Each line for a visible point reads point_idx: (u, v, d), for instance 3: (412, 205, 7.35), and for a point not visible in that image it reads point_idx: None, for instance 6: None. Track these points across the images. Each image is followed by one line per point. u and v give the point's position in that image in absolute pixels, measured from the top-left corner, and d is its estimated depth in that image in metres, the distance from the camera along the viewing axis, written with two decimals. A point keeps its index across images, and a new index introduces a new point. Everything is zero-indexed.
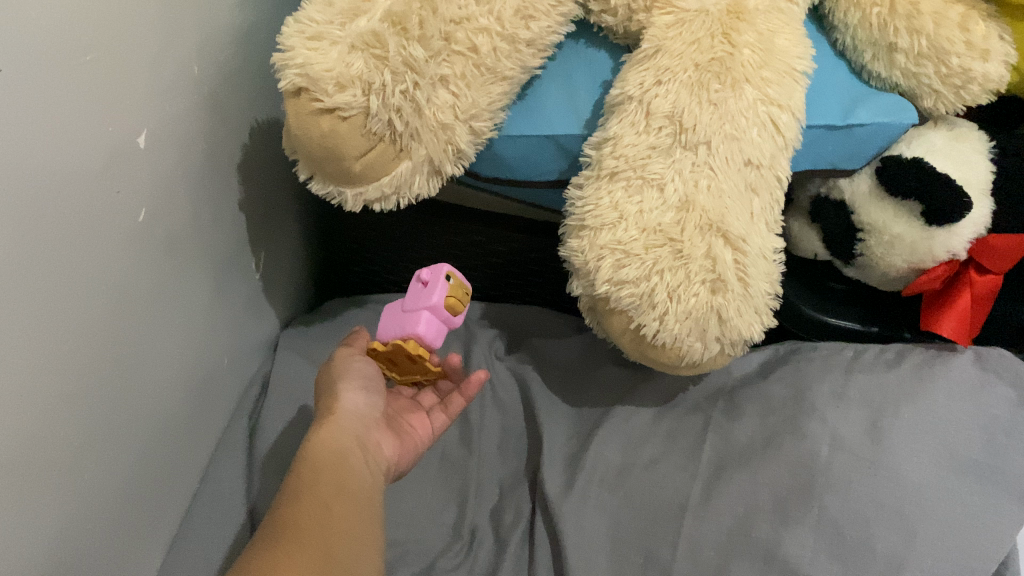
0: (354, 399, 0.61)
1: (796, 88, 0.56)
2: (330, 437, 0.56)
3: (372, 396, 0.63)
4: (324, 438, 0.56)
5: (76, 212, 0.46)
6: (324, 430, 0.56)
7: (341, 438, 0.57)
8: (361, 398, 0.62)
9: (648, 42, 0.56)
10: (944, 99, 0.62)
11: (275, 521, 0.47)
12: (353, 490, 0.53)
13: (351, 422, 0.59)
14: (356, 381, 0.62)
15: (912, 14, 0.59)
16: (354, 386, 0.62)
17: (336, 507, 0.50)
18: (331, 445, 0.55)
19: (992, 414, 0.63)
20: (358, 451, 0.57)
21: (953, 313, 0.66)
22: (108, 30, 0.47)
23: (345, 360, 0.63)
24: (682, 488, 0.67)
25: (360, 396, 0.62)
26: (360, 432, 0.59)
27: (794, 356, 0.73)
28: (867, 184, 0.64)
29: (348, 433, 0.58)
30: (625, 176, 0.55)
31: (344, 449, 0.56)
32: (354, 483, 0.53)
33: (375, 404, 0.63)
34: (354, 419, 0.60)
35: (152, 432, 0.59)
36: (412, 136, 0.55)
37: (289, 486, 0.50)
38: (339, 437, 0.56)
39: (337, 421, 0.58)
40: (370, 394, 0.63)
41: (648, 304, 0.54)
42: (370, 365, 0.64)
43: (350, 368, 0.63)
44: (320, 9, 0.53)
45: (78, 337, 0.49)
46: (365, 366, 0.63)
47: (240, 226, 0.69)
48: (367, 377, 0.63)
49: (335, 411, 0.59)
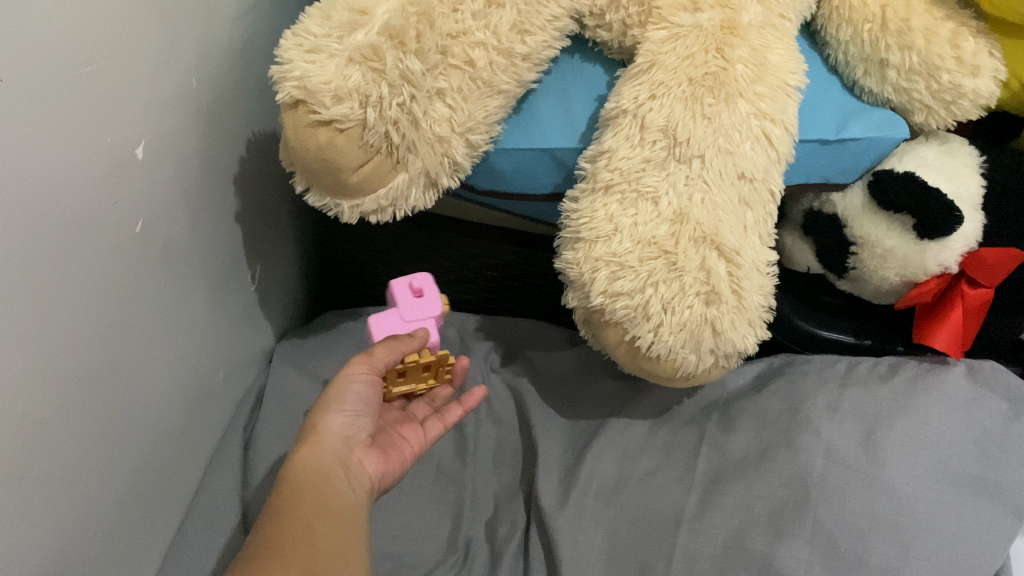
0: (340, 422, 0.60)
1: (789, 103, 0.56)
2: (313, 457, 0.56)
3: (362, 419, 0.62)
4: (304, 458, 0.56)
5: (74, 221, 0.46)
6: (306, 449, 0.57)
7: (323, 458, 0.57)
8: (348, 420, 0.61)
9: (642, 57, 0.57)
10: (935, 114, 0.63)
11: (257, 540, 0.49)
12: (337, 506, 0.53)
13: (334, 441, 0.59)
14: (348, 404, 0.61)
15: (903, 30, 0.60)
16: (345, 408, 0.60)
17: (319, 523, 0.51)
18: (312, 465, 0.56)
19: (983, 426, 0.65)
20: (340, 471, 0.57)
21: (947, 326, 0.66)
22: (107, 41, 0.47)
23: (343, 379, 0.61)
24: (677, 501, 0.67)
25: (350, 420, 0.61)
26: (342, 453, 0.59)
27: (788, 369, 0.73)
28: (860, 199, 0.64)
29: (332, 453, 0.58)
30: (620, 190, 0.55)
31: (326, 469, 0.56)
32: (337, 501, 0.54)
33: (366, 424, 0.62)
34: (338, 441, 0.59)
35: (147, 443, 0.59)
36: (409, 148, 0.55)
37: (270, 506, 0.52)
38: (323, 457, 0.57)
39: (321, 442, 0.58)
40: (358, 417, 0.61)
41: (643, 316, 0.54)
42: (371, 386, 0.61)
43: (348, 389, 0.60)
44: (318, 22, 0.54)
45: (75, 346, 0.49)
46: (365, 390, 0.61)
47: (237, 238, 0.69)
48: (363, 401, 0.61)
49: (318, 431, 0.59)
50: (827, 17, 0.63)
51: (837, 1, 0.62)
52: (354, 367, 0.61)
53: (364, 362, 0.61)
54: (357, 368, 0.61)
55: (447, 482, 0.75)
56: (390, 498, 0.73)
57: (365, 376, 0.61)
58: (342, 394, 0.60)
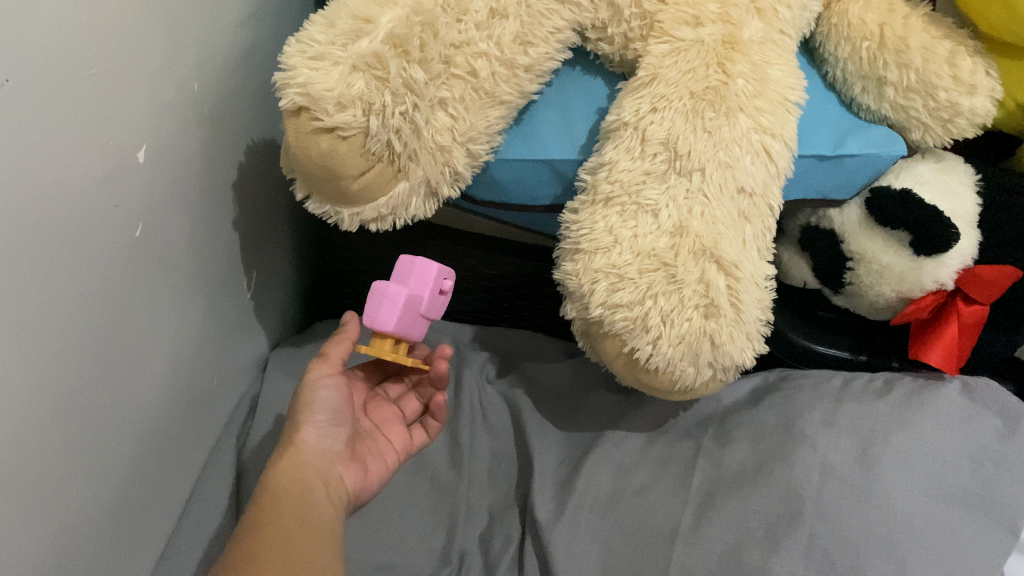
0: (315, 433, 0.60)
1: (788, 119, 0.57)
2: (292, 469, 0.56)
3: (335, 431, 0.61)
4: (282, 471, 0.56)
5: (75, 225, 0.46)
6: (284, 462, 0.57)
7: (304, 472, 0.57)
8: (320, 433, 0.60)
9: (644, 70, 0.57)
10: (932, 132, 0.63)
11: (244, 555, 0.48)
12: (316, 520, 0.53)
13: (312, 453, 0.59)
14: (321, 414, 0.60)
15: (901, 49, 0.60)
16: (317, 419, 0.60)
17: (299, 539, 0.50)
18: (291, 477, 0.56)
19: (978, 443, 0.65)
20: (320, 482, 0.57)
21: (942, 342, 0.66)
22: (109, 45, 0.47)
23: (311, 387, 0.61)
24: (673, 515, 0.67)
25: (322, 431, 0.60)
26: (321, 464, 0.59)
27: (784, 383, 0.73)
28: (856, 215, 0.65)
29: (310, 467, 0.57)
30: (620, 202, 0.56)
31: (307, 481, 0.56)
32: (317, 515, 0.54)
33: (342, 435, 0.62)
34: (317, 454, 0.59)
35: (140, 451, 0.59)
36: (410, 158, 0.55)
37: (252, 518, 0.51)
38: (301, 468, 0.57)
39: (298, 454, 0.58)
40: (334, 427, 0.61)
41: (642, 327, 0.54)
42: (338, 392, 0.62)
43: (316, 399, 0.61)
44: (322, 30, 0.54)
45: (69, 353, 0.48)
46: (332, 395, 0.61)
47: (234, 244, 0.69)
48: (334, 409, 0.61)
49: (295, 445, 0.58)
50: (826, 34, 0.64)
51: (836, 19, 0.63)
52: (317, 372, 0.62)
53: (324, 365, 0.62)
54: (319, 372, 0.62)
55: (442, 494, 0.74)
56: (384, 508, 0.72)
57: (329, 383, 0.62)
58: (313, 403, 0.60)
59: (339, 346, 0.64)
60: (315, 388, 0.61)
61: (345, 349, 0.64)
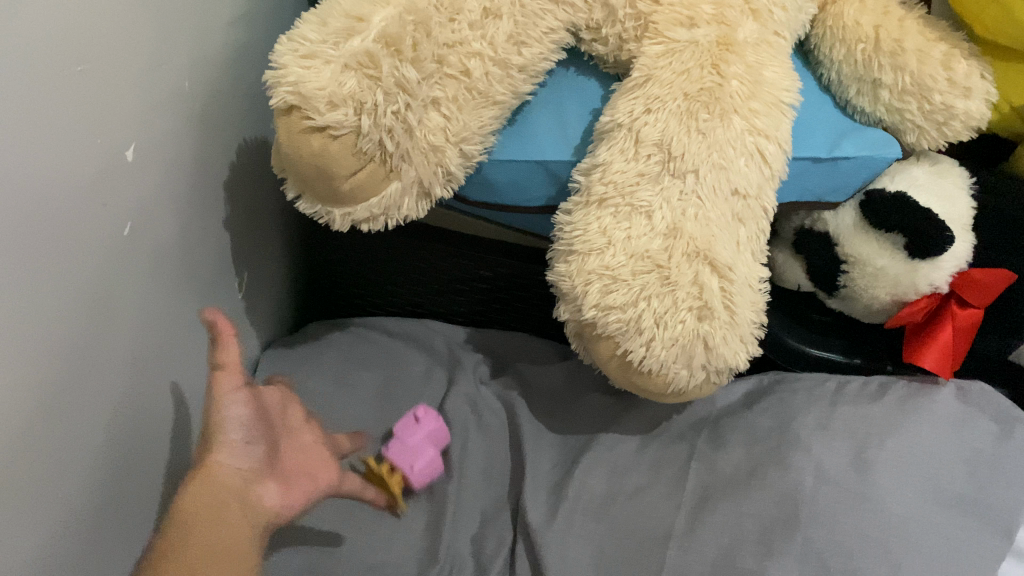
0: (230, 453, 0.55)
1: (783, 120, 0.57)
2: (205, 496, 0.52)
3: (253, 447, 0.56)
4: (193, 495, 0.52)
5: (63, 222, 0.46)
6: (195, 485, 0.52)
7: (219, 497, 0.53)
8: (240, 451, 0.55)
9: (638, 71, 0.57)
10: (926, 135, 0.63)
11: None
12: (230, 548, 0.52)
13: (228, 476, 0.54)
14: (234, 432, 0.55)
15: (896, 51, 0.60)
16: (230, 436, 0.55)
17: None
18: (206, 503, 0.52)
19: (972, 446, 0.65)
20: (236, 508, 0.54)
21: (936, 346, 0.66)
22: (99, 42, 0.46)
23: (218, 402, 0.54)
24: (667, 518, 0.66)
25: (240, 451, 0.55)
26: (238, 486, 0.54)
27: (779, 386, 0.73)
28: (851, 218, 0.64)
29: (225, 491, 0.53)
30: (614, 203, 0.55)
31: (221, 509, 0.52)
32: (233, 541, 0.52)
33: (257, 451, 0.57)
34: (232, 476, 0.54)
35: (130, 452, 0.58)
36: (402, 158, 0.54)
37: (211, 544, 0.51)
38: (214, 495, 0.52)
39: (213, 479, 0.53)
40: (250, 444, 0.56)
41: (635, 329, 0.53)
42: (247, 408, 0.55)
43: (226, 418, 0.54)
44: (314, 28, 0.53)
45: (58, 351, 0.48)
46: (242, 412, 0.55)
47: (225, 244, 0.68)
48: (246, 425, 0.56)
49: (207, 467, 0.53)
50: (821, 36, 0.64)
51: (831, 21, 0.62)
52: (224, 386, 0.54)
53: (231, 377, 0.54)
54: (228, 385, 0.54)
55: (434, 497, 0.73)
56: None
57: (241, 399, 0.55)
58: (225, 422, 0.54)
59: (226, 347, 0.54)
60: (221, 409, 0.54)
61: (234, 350, 0.54)
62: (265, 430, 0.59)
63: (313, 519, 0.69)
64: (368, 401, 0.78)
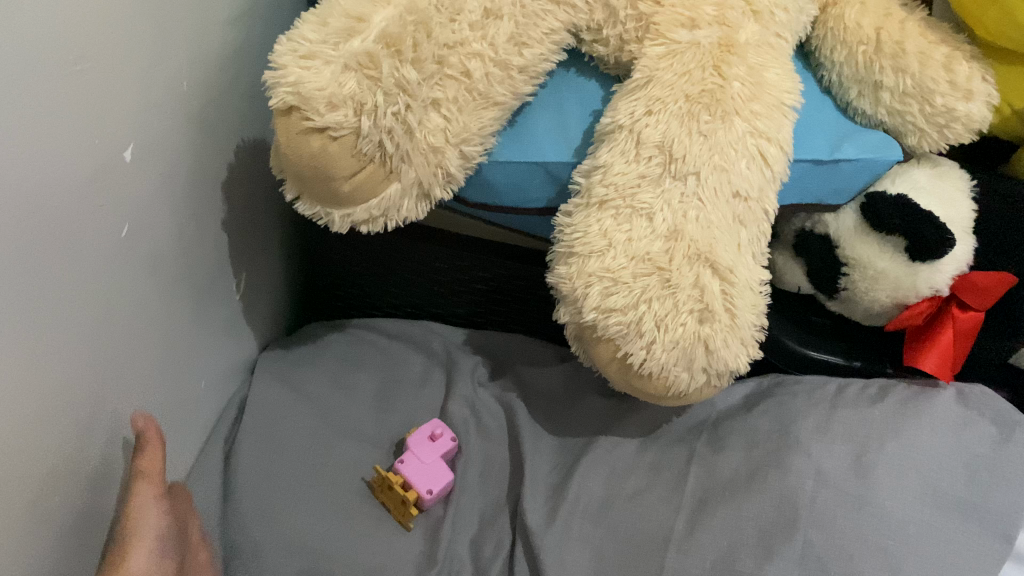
0: (142, 561, 0.54)
1: (785, 122, 0.56)
2: None
3: (167, 561, 0.56)
4: None
5: (61, 222, 0.46)
6: None
7: None
8: (149, 561, 0.55)
9: (640, 72, 0.56)
10: (928, 137, 0.63)
11: None
12: None
13: None
14: (149, 541, 0.55)
15: (897, 53, 0.60)
16: (145, 544, 0.55)
17: None
18: None
19: (972, 450, 0.64)
20: None
21: (936, 349, 0.66)
22: (98, 41, 0.46)
23: (134, 512, 0.56)
24: (666, 521, 0.66)
25: (153, 560, 0.55)
26: None
27: (778, 389, 0.73)
28: (852, 220, 0.64)
29: None
30: (614, 206, 0.55)
31: None
32: None
33: (170, 564, 0.56)
34: None
35: (127, 454, 0.58)
36: (402, 159, 0.54)
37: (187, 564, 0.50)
38: None
39: None
40: (163, 555, 0.56)
41: (635, 332, 0.53)
42: (164, 519, 0.57)
43: (141, 525, 0.55)
44: (314, 28, 0.53)
45: (55, 353, 0.47)
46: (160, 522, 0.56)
47: (222, 246, 0.68)
48: (160, 536, 0.56)
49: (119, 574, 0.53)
50: (822, 38, 0.63)
51: (833, 23, 0.62)
52: (142, 494, 0.56)
53: (151, 484, 0.56)
54: (148, 491, 0.56)
55: None
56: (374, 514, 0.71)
57: (157, 501, 0.57)
58: (139, 527, 0.55)
59: (151, 451, 0.56)
60: (138, 516, 0.56)
61: (156, 456, 0.57)
62: (178, 544, 0.59)
63: (310, 522, 0.69)
64: (366, 403, 0.78)
